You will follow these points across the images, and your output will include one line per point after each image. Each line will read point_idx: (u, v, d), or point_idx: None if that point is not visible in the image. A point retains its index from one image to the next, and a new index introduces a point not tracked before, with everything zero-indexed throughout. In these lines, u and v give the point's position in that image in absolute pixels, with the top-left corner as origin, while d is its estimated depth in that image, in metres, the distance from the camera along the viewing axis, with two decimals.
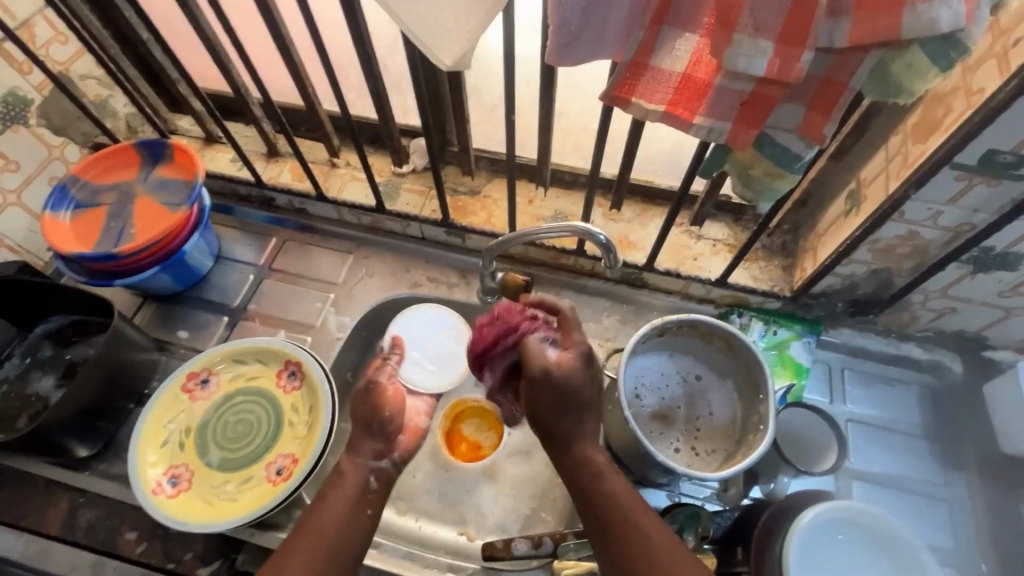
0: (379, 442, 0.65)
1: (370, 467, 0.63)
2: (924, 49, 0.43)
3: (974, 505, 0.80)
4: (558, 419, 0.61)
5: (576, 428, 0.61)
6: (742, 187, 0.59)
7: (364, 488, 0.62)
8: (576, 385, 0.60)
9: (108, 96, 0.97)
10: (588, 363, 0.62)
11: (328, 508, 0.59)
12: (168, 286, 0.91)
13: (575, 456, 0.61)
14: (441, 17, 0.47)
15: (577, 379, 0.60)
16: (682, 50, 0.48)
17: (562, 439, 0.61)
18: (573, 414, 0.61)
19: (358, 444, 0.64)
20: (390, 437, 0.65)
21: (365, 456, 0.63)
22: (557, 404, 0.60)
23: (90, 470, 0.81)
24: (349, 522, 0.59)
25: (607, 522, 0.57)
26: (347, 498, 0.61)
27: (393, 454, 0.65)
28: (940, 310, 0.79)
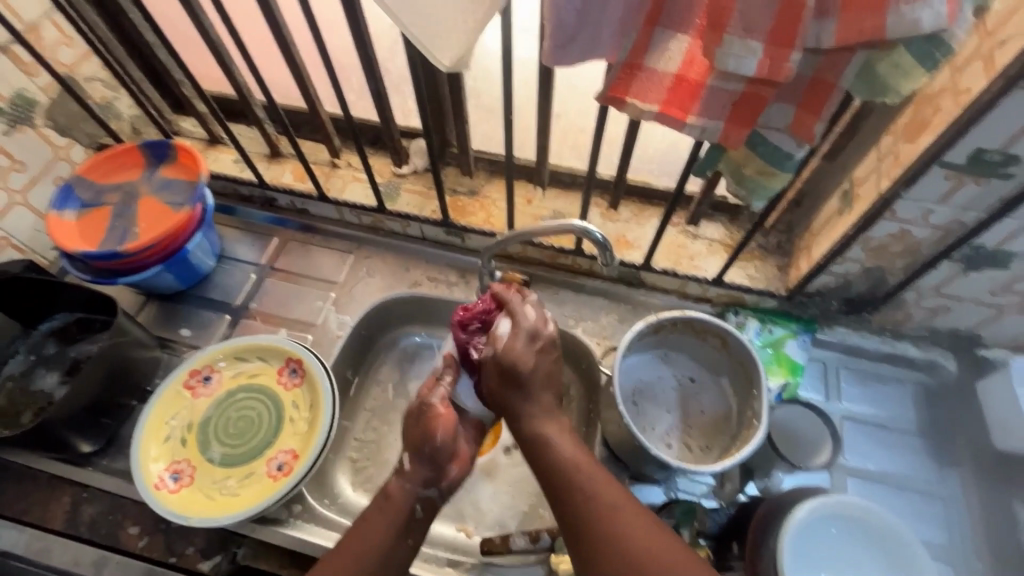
0: (430, 469, 0.62)
1: (417, 494, 0.61)
2: (910, 49, 0.44)
3: (969, 501, 0.80)
4: (509, 397, 0.59)
5: (542, 411, 0.60)
6: (736, 185, 0.60)
7: (409, 517, 0.59)
8: (519, 363, 0.59)
9: (113, 98, 0.98)
10: (537, 342, 0.61)
11: (370, 532, 0.58)
12: (170, 284, 0.92)
13: (543, 445, 0.57)
14: (440, 18, 0.48)
15: (521, 359, 0.59)
16: (675, 51, 0.49)
17: (519, 419, 0.59)
18: (522, 393, 0.59)
19: (409, 471, 0.62)
20: (440, 464, 0.62)
21: (415, 482, 0.61)
22: (508, 383, 0.59)
23: (93, 466, 0.82)
24: (390, 549, 0.58)
25: (580, 519, 0.53)
26: (390, 525, 0.59)
27: (442, 482, 0.62)
28: (933, 308, 0.80)
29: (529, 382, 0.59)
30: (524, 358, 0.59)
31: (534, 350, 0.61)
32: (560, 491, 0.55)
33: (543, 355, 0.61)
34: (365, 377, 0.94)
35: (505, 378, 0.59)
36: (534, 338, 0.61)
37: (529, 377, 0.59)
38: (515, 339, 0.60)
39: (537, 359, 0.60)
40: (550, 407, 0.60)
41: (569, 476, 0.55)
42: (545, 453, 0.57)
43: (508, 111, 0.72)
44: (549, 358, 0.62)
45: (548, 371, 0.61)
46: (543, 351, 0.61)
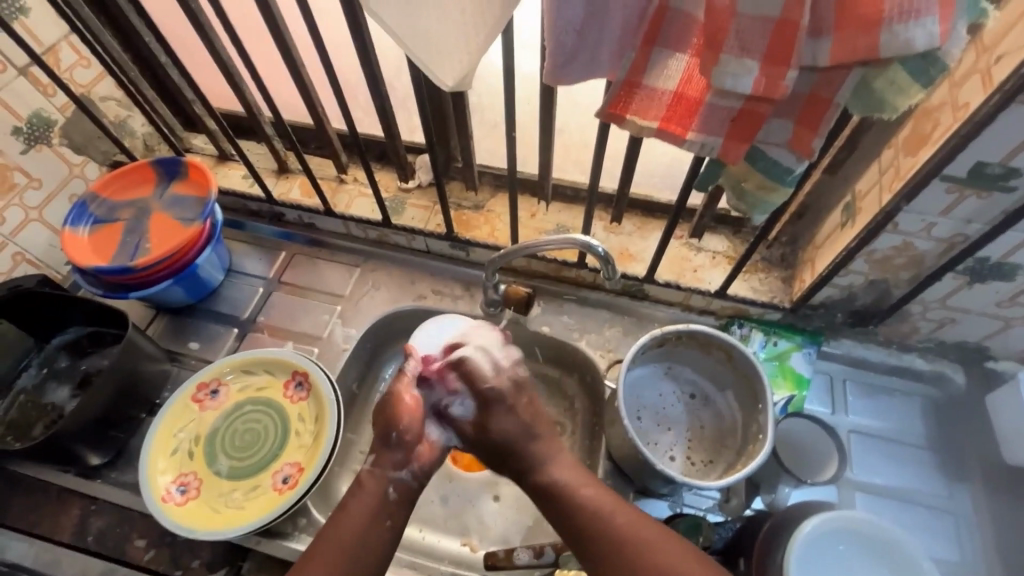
0: (400, 454, 0.64)
1: (389, 478, 0.62)
2: (905, 67, 0.45)
3: (981, 517, 0.79)
4: (507, 457, 0.64)
5: (542, 455, 0.63)
6: (736, 199, 0.61)
7: (382, 499, 0.61)
8: (504, 423, 0.64)
9: (127, 117, 1.01)
10: (507, 401, 0.66)
11: (345, 517, 0.59)
12: (180, 298, 0.93)
13: (553, 486, 0.60)
14: (442, 40, 0.49)
15: (504, 423, 0.64)
16: (673, 69, 0.49)
17: (522, 472, 0.63)
18: (516, 450, 0.63)
19: (380, 458, 0.63)
20: (408, 449, 0.64)
21: (384, 466, 0.63)
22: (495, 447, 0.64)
23: (102, 479, 0.82)
24: (371, 531, 0.58)
25: (598, 541, 0.56)
26: (366, 509, 0.60)
27: (413, 464, 0.64)
28: (940, 320, 0.79)
29: (517, 440, 0.63)
30: (505, 418, 0.65)
31: (511, 407, 0.65)
32: (573, 522, 0.58)
33: (518, 409, 0.66)
34: (370, 390, 0.94)
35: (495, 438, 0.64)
36: (503, 399, 0.66)
37: (518, 432, 0.64)
38: (492, 402, 0.66)
39: (514, 413, 0.65)
40: (550, 444, 0.64)
41: (580, 506, 0.58)
42: (552, 492, 0.60)
43: (510, 128, 0.73)
44: (524, 404, 0.66)
45: (528, 422, 0.65)
46: (518, 400, 0.66)
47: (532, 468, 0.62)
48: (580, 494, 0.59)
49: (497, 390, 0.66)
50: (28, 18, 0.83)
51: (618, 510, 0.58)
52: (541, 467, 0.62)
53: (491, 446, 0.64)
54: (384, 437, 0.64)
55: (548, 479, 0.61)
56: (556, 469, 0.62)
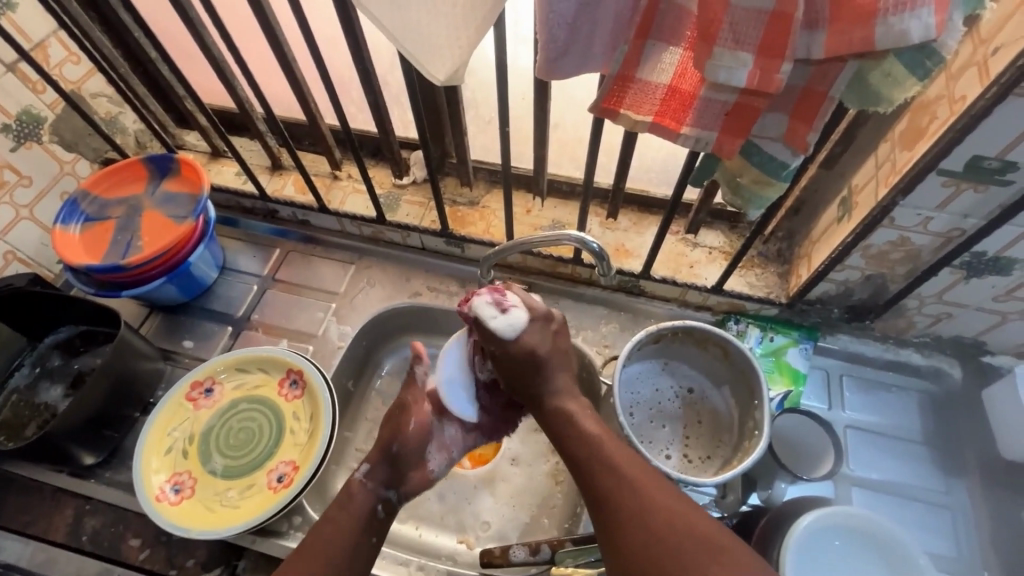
0: (390, 472, 0.68)
1: (379, 495, 0.67)
2: (900, 59, 0.44)
3: (977, 511, 0.79)
4: (525, 377, 0.68)
5: (560, 388, 0.68)
6: (732, 194, 0.60)
7: (371, 515, 0.65)
8: (534, 345, 0.67)
9: (118, 113, 1.00)
10: (548, 326, 0.69)
11: (336, 528, 0.63)
12: (173, 296, 0.93)
13: (573, 423, 0.65)
14: (432, 33, 0.49)
15: (534, 343, 0.67)
16: (667, 63, 0.49)
17: (542, 398, 0.68)
18: (541, 373, 0.68)
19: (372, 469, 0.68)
20: (403, 470, 0.69)
21: (375, 482, 0.67)
22: (527, 367, 0.67)
23: (96, 478, 0.82)
24: (356, 543, 0.63)
25: (607, 486, 0.59)
26: (352, 524, 0.64)
27: (400, 488, 0.69)
28: (936, 315, 0.79)
29: (541, 365, 0.67)
30: (536, 345, 0.67)
31: (543, 337, 0.68)
32: (587, 466, 0.62)
33: (553, 337, 0.70)
34: (366, 389, 0.94)
35: (520, 358, 0.67)
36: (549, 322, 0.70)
37: (545, 356, 0.67)
38: (528, 329, 0.67)
39: (543, 337, 0.68)
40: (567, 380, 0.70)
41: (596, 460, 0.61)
42: (570, 429, 0.65)
43: (504, 124, 0.72)
44: (552, 333, 0.69)
45: (551, 350, 0.68)
46: (548, 331, 0.69)
47: (550, 393, 0.68)
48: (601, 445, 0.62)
49: (533, 319, 0.68)
50: (15, 13, 0.82)
51: (630, 462, 0.60)
52: (556, 399, 0.68)
53: (514, 367, 0.67)
54: (389, 450, 0.69)
55: (568, 418, 0.66)
56: (578, 420, 0.65)
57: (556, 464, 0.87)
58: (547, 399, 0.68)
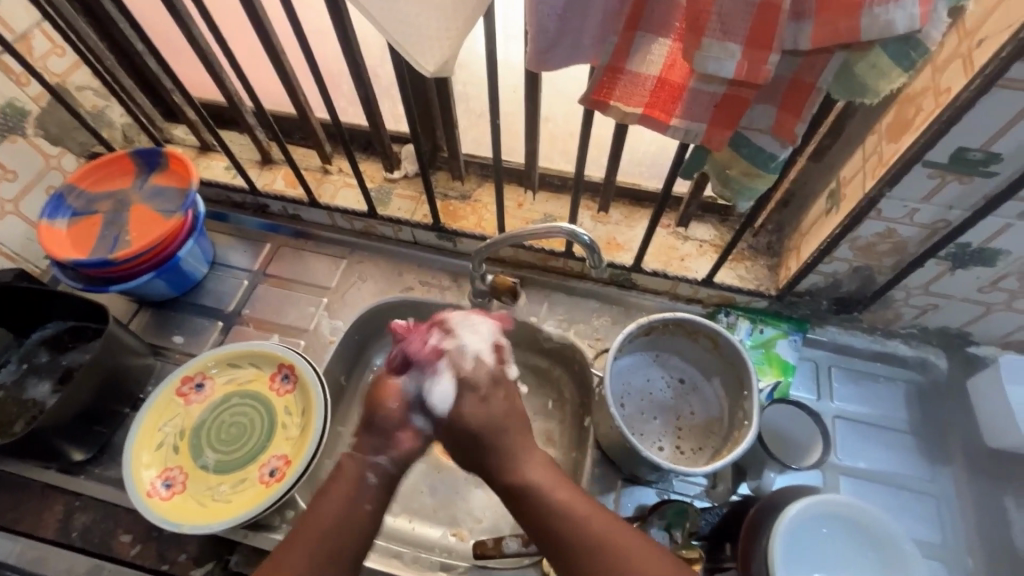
0: (379, 439, 0.63)
1: (368, 463, 0.61)
2: (886, 51, 0.45)
3: (962, 498, 0.80)
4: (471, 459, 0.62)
5: (514, 455, 0.60)
6: (721, 186, 0.61)
7: (362, 483, 0.60)
8: (466, 423, 0.62)
9: (105, 107, 0.99)
10: (479, 391, 0.64)
11: (330, 507, 0.59)
12: (162, 291, 0.92)
13: (528, 488, 0.58)
14: (421, 23, 0.48)
15: (464, 415, 0.62)
16: (657, 54, 0.49)
17: (495, 470, 0.60)
18: (482, 446, 0.61)
19: (360, 442, 0.63)
20: (389, 435, 0.63)
21: (364, 450, 0.62)
22: (464, 442, 0.62)
23: (86, 474, 0.81)
24: (348, 513, 0.59)
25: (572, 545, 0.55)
26: (344, 491, 0.60)
27: (392, 452, 0.62)
28: (922, 306, 0.80)
29: (477, 436, 0.61)
30: (472, 410, 0.63)
31: (480, 401, 0.63)
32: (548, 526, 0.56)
33: (488, 402, 0.63)
34: (358, 383, 0.95)
35: (454, 437, 0.63)
36: (477, 387, 0.64)
37: (482, 433, 0.61)
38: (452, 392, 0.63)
39: (479, 407, 0.63)
40: (521, 443, 0.62)
41: (578, 543, 0.55)
42: (535, 501, 0.57)
43: (495, 117, 0.72)
44: (489, 400, 0.63)
45: (498, 420, 0.62)
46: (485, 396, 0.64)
47: (496, 468, 0.60)
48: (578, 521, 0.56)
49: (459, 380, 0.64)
50: None
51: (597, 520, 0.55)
52: (518, 470, 0.59)
53: (453, 437, 0.63)
54: (368, 422, 0.64)
55: (528, 490, 0.58)
56: (547, 495, 0.57)
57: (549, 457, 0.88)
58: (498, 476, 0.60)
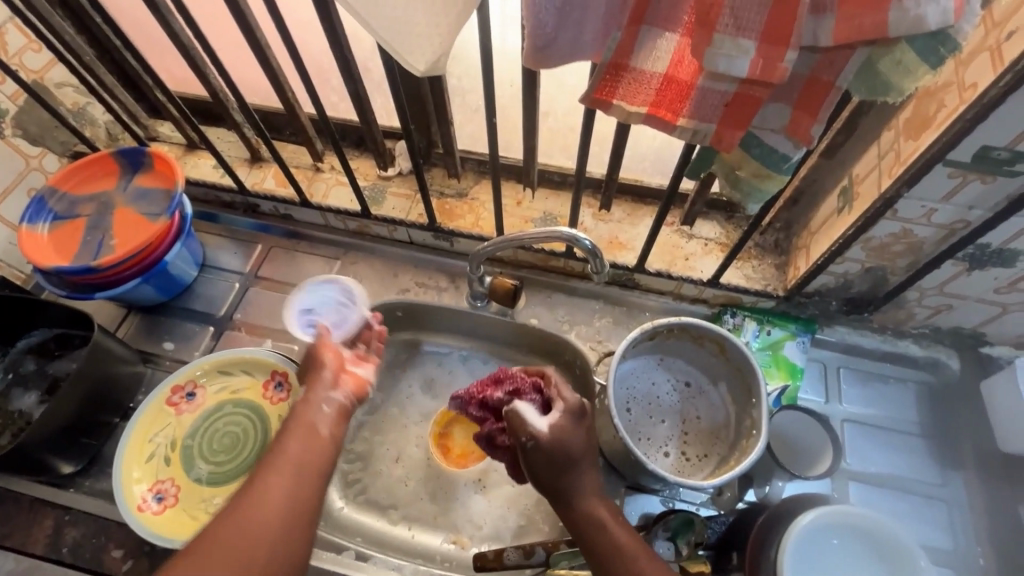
0: (327, 376, 0.67)
1: (325, 399, 0.64)
2: (912, 46, 0.41)
3: (974, 503, 0.78)
4: (547, 479, 0.61)
5: (587, 489, 0.61)
6: (730, 188, 0.57)
7: (319, 418, 0.62)
8: (565, 443, 0.61)
9: (87, 104, 0.96)
10: (585, 422, 0.64)
11: (297, 442, 0.58)
12: (151, 296, 0.89)
13: (594, 522, 0.60)
14: (411, 19, 0.45)
15: (566, 438, 0.62)
16: (663, 50, 0.46)
17: (567, 498, 0.61)
18: (568, 472, 0.61)
19: (315, 380, 0.66)
20: (331, 375, 0.67)
21: (319, 389, 0.65)
22: (552, 460, 0.61)
23: (76, 488, 0.80)
24: (310, 445, 0.58)
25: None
26: (306, 423, 0.61)
27: (346, 390, 0.66)
28: (936, 307, 0.78)
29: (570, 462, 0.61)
30: (579, 433, 0.62)
31: (582, 426, 0.63)
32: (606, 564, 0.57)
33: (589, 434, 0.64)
34: None
35: (549, 453, 0.61)
36: (583, 416, 0.64)
37: (575, 456, 0.61)
38: (559, 421, 0.62)
39: (579, 432, 0.63)
40: (596, 482, 0.63)
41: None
42: (595, 533, 0.59)
43: (491, 114, 0.68)
44: (586, 429, 0.64)
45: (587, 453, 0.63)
46: (584, 428, 0.63)
47: (575, 494, 0.61)
48: (632, 557, 0.57)
49: (566, 411, 0.63)
50: None
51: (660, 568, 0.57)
52: (591, 503, 0.61)
53: (542, 456, 0.61)
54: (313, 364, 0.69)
55: (593, 524, 0.59)
56: (610, 529, 0.59)
57: None
58: (571, 500, 0.61)
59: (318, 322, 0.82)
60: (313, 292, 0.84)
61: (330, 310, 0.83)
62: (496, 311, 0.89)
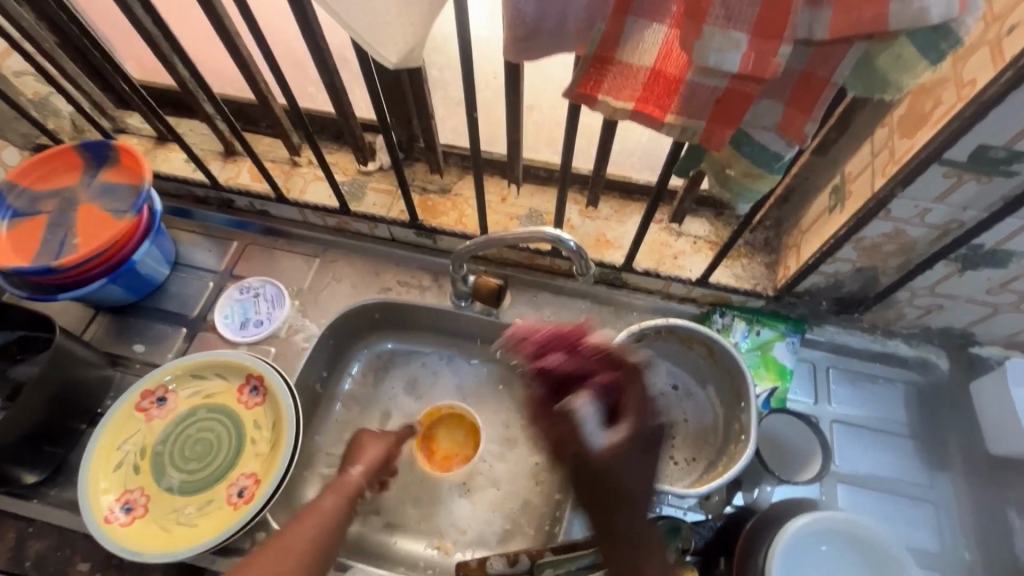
0: (381, 465, 0.77)
1: (367, 484, 0.75)
2: (912, 40, 0.39)
3: (961, 504, 0.78)
4: (603, 518, 0.47)
5: (648, 544, 0.48)
6: (720, 187, 0.55)
7: (357, 496, 0.73)
8: (632, 476, 0.47)
9: (50, 94, 0.91)
10: (656, 454, 0.49)
11: (329, 509, 0.70)
12: (119, 296, 0.85)
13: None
14: (380, 8, 0.42)
15: (631, 470, 0.47)
16: (650, 42, 0.43)
17: (623, 549, 0.47)
18: (630, 517, 0.47)
19: (367, 458, 0.76)
20: (383, 465, 0.77)
21: (371, 471, 0.75)
22: (610, 495, 0.47)
23: (40, 498, 0.76)
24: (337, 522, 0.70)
25: None
26: (346, 493, 0.72)
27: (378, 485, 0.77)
28: (926, 306, 0.76)
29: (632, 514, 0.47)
30: (648, 470, 0.48)
31: (653, 460, 0.49)
32: None
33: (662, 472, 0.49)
34: (335, 391, 0.90)
35: (606, 484, 0.47)
36: (655, 446, 0.49)
37: (639, 496, 0.47)
38: (625, 442, 0.48)
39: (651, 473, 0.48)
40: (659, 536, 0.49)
41: None
42: None
43: (471, 109, 0.66)
44: (656, 465, 0.49)
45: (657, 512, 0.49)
46: (654, 464, 0.49)
47: (632, 548, 0.47)
48: None
49: (636, 435, 0.49)
50: None
51: None
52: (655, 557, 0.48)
53: (597, 488, 0.47)
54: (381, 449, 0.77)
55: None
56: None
57: (536, 464, 0.84)
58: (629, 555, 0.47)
59: (263, 318, 0.87)
60: (227, 317, 0.87)
61: (258, 305, 0.89)
62: (480, 310, 0.87)
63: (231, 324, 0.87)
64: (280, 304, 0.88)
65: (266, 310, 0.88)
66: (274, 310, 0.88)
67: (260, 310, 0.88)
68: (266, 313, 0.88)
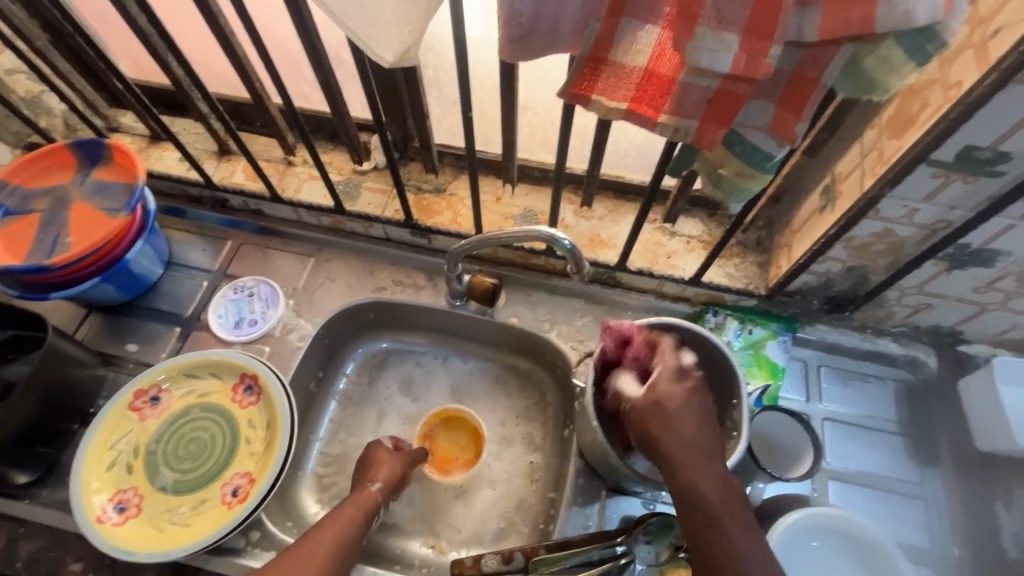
0: (393, 484, 0.72)
1: (381, 501, 0.71)
2: (899, 42, 0.40)
3: (950, 500, 0.79)
4: (653, 438, 0.60)
5: (693, 459, 0.58)
6: (712, 187, 0.56)
7: (372, 511, 0.69)
8: (667, 402, 0.60)
9: (43, 93, 0.91)
10: (685, 383, 0.62)
11: (349, 520, 0.66)
12: (112, 295, 0.85)
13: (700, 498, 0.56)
14: (377, 8, 0.42)
15: (666, 398, 0.61)
16: (643, 43, 0.44)
17: (671, 466, 0.58)
18: (672, 434, 0.59)
19: (378, 471, 0.72)
20: (396, 483, 0.72)
21: (385, 489, 0.71)
22: (652, 415, 0.61)
23: (32, 498, 0.76)
24: (351, 534, 0.66)
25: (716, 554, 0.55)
26: (363, 507, 0.68)
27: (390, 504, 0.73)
28: (915, 305, 0.78)
29: (680, 437, 0.58)
30: (680, 400, 0.61)
31: (685, 392, 0.62)
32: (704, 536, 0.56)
33: (690, 393, 0.62)
34: (330, 390, 0.90)
35: (646, 411, 0.61)
36: (683, 379, 0.63)
37: (675, 411, 0.60)
38: (657, 385, 0.62)
39: (685, 403, 0.60)
40: (706, 452, 0.58)
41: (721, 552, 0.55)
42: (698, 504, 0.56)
43: (467, 109, 0.66)
44: (687, 391, 0.62)
45: (707, 437, 0.59)
46: (687, 389, 0.62)
47: (679, 455, 0.58)
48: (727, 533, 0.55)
49: (668, 375, 0.62)
50: None
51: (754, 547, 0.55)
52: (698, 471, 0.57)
53: (639, 415, 0.61)
54: (393, 467, 0.73)
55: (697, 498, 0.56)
56: (731, 534, 0.55)
57: (531, 462, 0.85)
58: (676, 466, 0.58)
59: (257, 317, 0.87)
60: (221, 316, 0.87)
61: (252, 304, 0.88)
62: (475, 309, 0.87)
63: (226, 324, 0.87)
64: (275, 303, 0.88)
65: (260, 309, 0.88)
66: (268, 308, 0.88)
67: (255, 310, 0.88)
68: (261, 313, 0.88)
